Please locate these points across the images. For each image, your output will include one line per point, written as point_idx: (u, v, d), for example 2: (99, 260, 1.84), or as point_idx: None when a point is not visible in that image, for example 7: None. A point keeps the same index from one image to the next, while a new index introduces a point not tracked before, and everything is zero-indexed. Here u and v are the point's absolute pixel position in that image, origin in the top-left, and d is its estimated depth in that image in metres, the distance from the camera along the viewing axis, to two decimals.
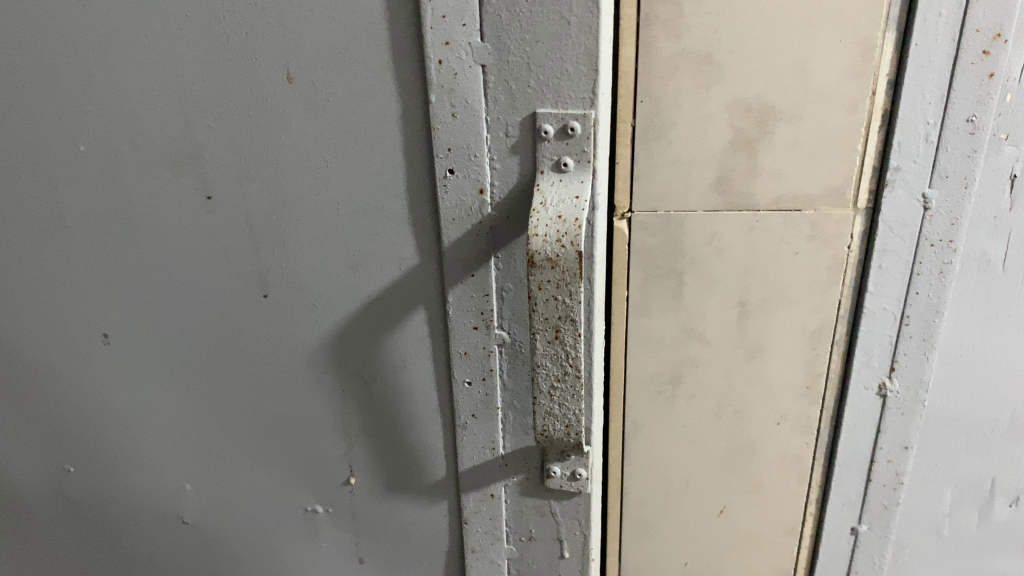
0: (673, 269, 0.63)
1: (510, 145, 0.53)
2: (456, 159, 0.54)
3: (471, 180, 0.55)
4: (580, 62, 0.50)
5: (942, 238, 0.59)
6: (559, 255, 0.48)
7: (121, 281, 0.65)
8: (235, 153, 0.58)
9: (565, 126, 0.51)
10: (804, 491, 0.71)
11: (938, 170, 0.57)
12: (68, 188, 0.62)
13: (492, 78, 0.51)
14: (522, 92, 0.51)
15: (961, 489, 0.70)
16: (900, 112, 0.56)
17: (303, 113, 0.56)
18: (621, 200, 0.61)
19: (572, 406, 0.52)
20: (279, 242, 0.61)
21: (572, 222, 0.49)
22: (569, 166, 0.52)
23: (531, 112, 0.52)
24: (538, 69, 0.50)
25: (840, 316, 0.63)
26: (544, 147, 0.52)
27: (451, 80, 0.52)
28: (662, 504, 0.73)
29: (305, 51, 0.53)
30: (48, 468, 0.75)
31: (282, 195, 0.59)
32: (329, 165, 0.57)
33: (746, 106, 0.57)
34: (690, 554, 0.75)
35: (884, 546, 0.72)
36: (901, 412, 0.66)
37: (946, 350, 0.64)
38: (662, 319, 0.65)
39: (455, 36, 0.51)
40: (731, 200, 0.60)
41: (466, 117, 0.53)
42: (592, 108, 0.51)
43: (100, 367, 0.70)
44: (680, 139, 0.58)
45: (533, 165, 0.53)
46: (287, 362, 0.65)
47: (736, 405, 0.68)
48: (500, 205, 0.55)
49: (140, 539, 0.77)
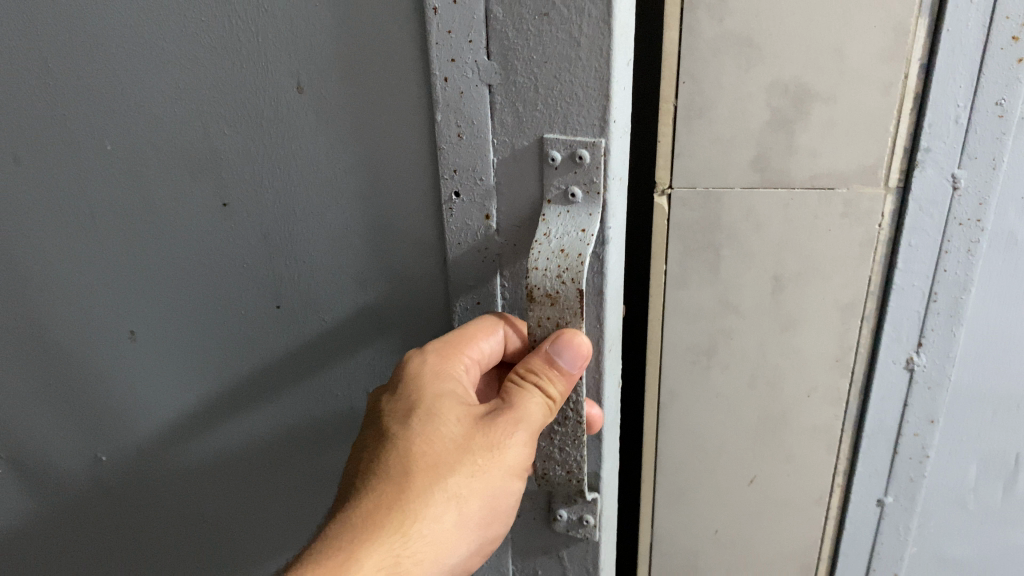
0: (711, 243, 0.66)
1: (518, 166, 0.53)
2: (461, 183, 0.55)
3: (478, 206, 0.55)
4: (590, 85, 0.48)
5: (971, 217, 0.61)
6: (559, 291, 0.50)
7: (148, 275, 0.70)
8: (263, 150, 0.60)
9: (573, 153, 0.50)
10: (832, 461, 0.74)
11: (967, 151, 0.60)
12: (99, 185, 0.67)
13: (499, 97, 0.51)
14: (530, 114, 0.51)
15: (985, 462, 0.72)
16: (932, 95, 0.58)
17: (315, 122, 0.58)
18: (663, 176, 0.65)
19: (573, 451, 0.56)
20: (292, 252, 0.64)
21: (575, 256, 0.49)
22: (578, 197, 0.51)
23: (539, 136, 0.51)
24: (547, 91, 0.49)
25: (870, 291, 0.66)
26: (552, 174, 0.51)
27: (457, 98, 0.52)
28: (694, 471, 0.77)
29: (315, 62, 0.55)
30: (83, 456, 0.84)
31: (295, 206, 0.62)
32: (340, 177, 0.59)
33: (785, 87, 0.60)
34: (720, 521, 0.79)
35: (910, 516, 0.75)
36: (928, 385, 0.69)
37: (975, 327, 0.66)
38: (699, 292, 0.69)
39: (461, 53, 0.50)
40: (768, 177, 0.63)
41: (472, 138, 0.53)
42: (601, 136, 0.49)
43: (126, 359, 0.76)
44: (721, 118, 0.62)
45: (539, 191, 0.53)
46: (300, 361, 0.69)
47: (769, 375, 0.71)
48: (507, 232, 0.55)
49: (166, 524, 0.85)
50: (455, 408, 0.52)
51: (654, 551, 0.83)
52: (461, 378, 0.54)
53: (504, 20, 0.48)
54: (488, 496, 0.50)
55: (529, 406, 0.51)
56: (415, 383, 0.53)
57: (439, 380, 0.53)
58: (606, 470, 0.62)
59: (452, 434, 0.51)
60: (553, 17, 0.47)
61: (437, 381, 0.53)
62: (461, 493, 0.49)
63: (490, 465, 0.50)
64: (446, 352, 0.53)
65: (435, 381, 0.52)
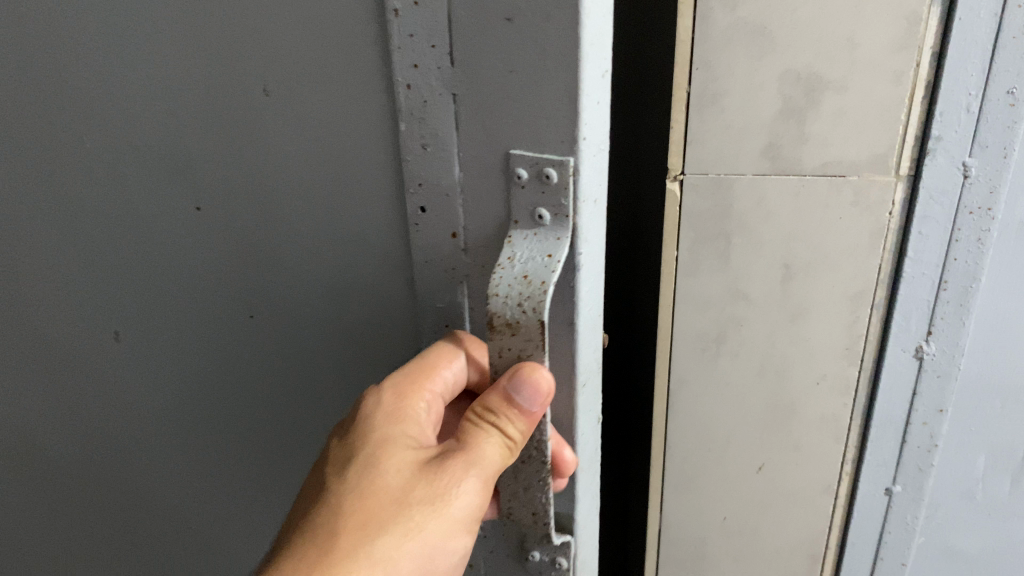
0: (722, 231, 0.67)
1: (483, 179, 0.47)
2: (426, 197, 0.49)
3: (444, 223, 0.49)
4: (560, 101, 0.42)
5: (981, 206, 0.62)
6: (521, 321, 0.45)
7: (120, 282, 0.66)
8: (244, 143, 0.55)
9: (542, 172, 0.44)
10: (840, 450, 0.75)
11: (978, 139, 0.60)
12: (67, 179, 0.63)
13: (463, 107, 0.45)
14: (496, 126, 0.45)
15: (995, 453, 0.72)
16: (943, 84, 0.58)
17: (281, 125, 0.53)
18: (675, 163, 0.65)
19: (540, 492, 0.49)
20: (266, 263, 0.59)
21: (538, 284, 0.44)
22: (546, 219, 0.45)
23: (506, 151, 0.45)
24: (513, 102, 0.43)
25: (880, 280, 0.66)
26: (519, 194, 0.45)
27: (421, 105, 0.46)
28: (702, 459, 0.77)
29: (281, 61, 0.51)
30: (61, 471, 0.80)
31: (269, 216, 0.57)
32: (308, 187, 0.55)
33: (797, 76, 0.60)
34: (728, 509, 0.79)
35: (918, 506, 0.75)
36: (937, 374, 0.69)
37: (985, 318, 0.66)
38: (709, 280, 0.69)
39: (422, 57, 0.45)
40: (779, 165, 0.63)
41: (437, 151, 0.47)
42: (571, 155, 0.43)
43: (100, 369, 0.72)
44: (733, 106, 0.62)
45: (506, 211, 0.47)
46: (286, 378, 0.64)
47: (777, 364, 0.71)
48: (475, 252, 0.49)
49: (138, 552, 0.80)
50: (404, 454, 0.47)
51: (662, 540, 0.83)
52: (418, 419, 0.49)
53: (466, 18, 0.43)
54: (424, 571, 0.44)
55: (483, 449, 0.46)
56: (365, 425, 0.48)
57: (392, 421, 0.48)
58: (582, 512, 0.55)
59: (397, 484, 0.45)
60: (517, 22, 0.41)
61: (393, 421, 0.48)
62: (395, 556, 0.43)
63: (435, 521, 0.44)
64: (401, 391, 0.48)
65: (388, 422, 0.48)
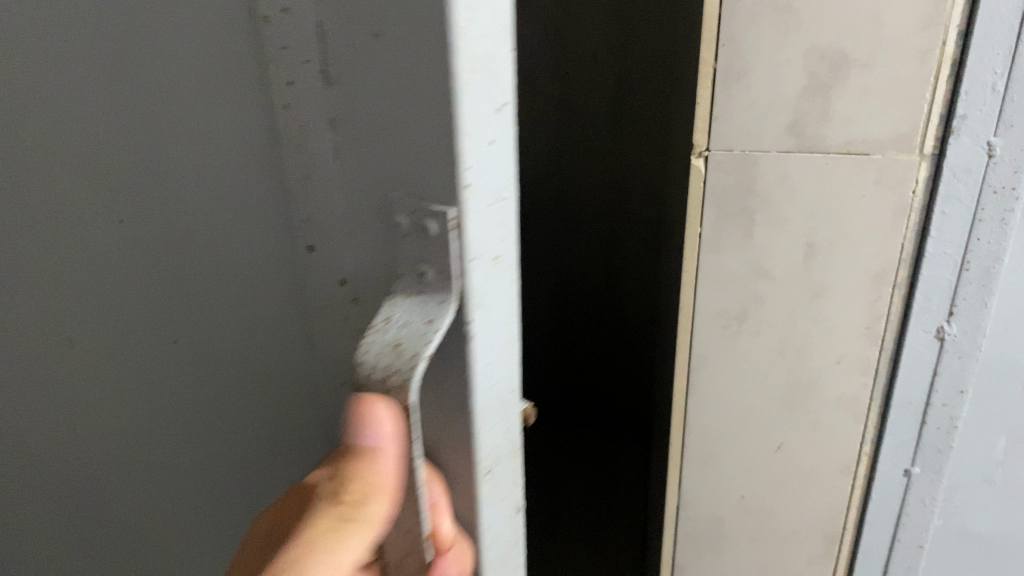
0: (745, 208, 0.67)
1: (359, 227, 0.32)
2: (313, 233, 0.35)
3: (333, 266, 0.34)
4: (442, 103, 0.27)
5: (1005, 186, 0.62)
6: (377, 448, 0.30)
7: None
8: (60, 155, 0.43)
9: (421, 225, 0.29)
10: (860, 430, 0.75)
11: (1003, 119, 0.60)
12: None
13: (333, 109, 0.30)
14: (359, 140, 0.30)
15: (1016, 437, 0.72)
16: (969, 62, 0.59)
17: (124, 132, 0.41)
18: (700, 138, 0.66)
19: None
20: (94, 299, 0.47)
21: (398, 397, 0.29)
22: (423, 298, 0.29)
23: (382, 189, 0.30)
24: (384, 113, 0.29)
25: (902, 260, 0.67)
26: (395, 250, 0.30)
27: (283, 101, 0.32)
28: (722, 437, 0.78)
29: (116, 43, 0.38)
30: None
31: (92, 247, 0.45)
32: (182, 219, 0.42)
33: (822, 53, 0.61)
34: (746, 488, 0.80)
35: (937, 488, 0.75)
36: (958, 356, 0.69)
37: (1007, 299, 0.66)
38: (732, 257, 0.70)
39: (279, 43, 0.31)
40: (803, 143, 0.64)
41: (301, 177, 0.34)
42: (457, 204, 0.28)
43: None
44: (758, 83, 0.63)
45: (388, 269, 0.31)
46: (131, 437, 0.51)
47: (798, 342, 0.72)
48: (367, 304, 0.33)
49: None
50: None
51: (680, 518, 0.84)
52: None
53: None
54: None
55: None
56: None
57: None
58: None
59: None
60: None
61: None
62: None
63: None
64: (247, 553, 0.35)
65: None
